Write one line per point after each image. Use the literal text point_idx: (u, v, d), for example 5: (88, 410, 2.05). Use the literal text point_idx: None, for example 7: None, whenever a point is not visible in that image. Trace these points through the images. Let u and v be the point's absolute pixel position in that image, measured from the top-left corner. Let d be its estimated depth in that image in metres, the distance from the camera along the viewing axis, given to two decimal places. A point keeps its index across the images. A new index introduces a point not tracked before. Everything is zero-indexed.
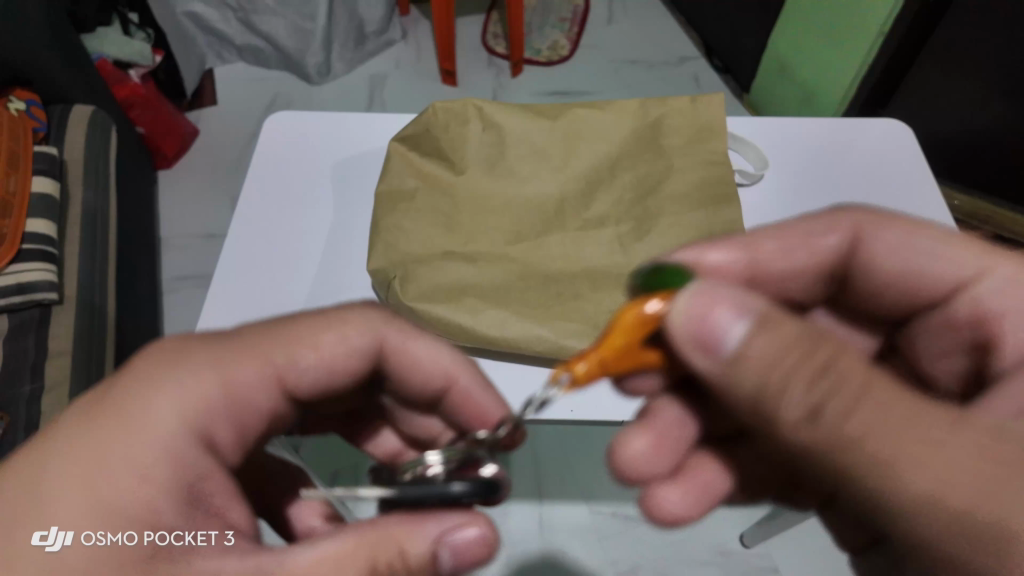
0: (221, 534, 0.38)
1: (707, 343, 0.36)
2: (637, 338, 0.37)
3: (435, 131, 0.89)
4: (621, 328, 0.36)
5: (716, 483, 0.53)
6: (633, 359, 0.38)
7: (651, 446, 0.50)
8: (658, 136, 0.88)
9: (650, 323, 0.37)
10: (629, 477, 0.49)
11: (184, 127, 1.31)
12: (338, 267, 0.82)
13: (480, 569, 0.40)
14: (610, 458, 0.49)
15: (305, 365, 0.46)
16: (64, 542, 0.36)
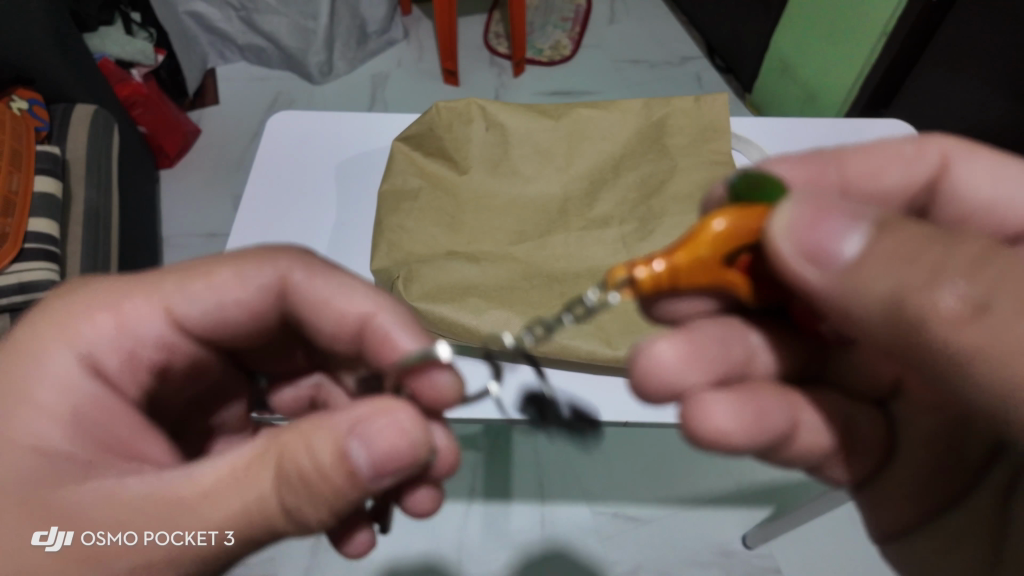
0: (222, 535, 0.39)
1: (814, 251, 0.35)
2: (716, 250, 0.36)
3: (439, 130, 0.88)
4: (702, 239, 0.36)
5: (777, 421, 0.48)
6: (710, 275, 0.37)
7: (684, 353, 0.45)
8: (662, 136, 0.87)
9: (728, 240, 0.36)
10: (663, 387, 0.43)
11: (185, 126, 1.31)
12: (356, 220, 0.86)
13: (404, 468, 0.39)
14: (635, 363, 0.44)
15: (193, 295, 0.50)
16: (64, 542, 0.38)
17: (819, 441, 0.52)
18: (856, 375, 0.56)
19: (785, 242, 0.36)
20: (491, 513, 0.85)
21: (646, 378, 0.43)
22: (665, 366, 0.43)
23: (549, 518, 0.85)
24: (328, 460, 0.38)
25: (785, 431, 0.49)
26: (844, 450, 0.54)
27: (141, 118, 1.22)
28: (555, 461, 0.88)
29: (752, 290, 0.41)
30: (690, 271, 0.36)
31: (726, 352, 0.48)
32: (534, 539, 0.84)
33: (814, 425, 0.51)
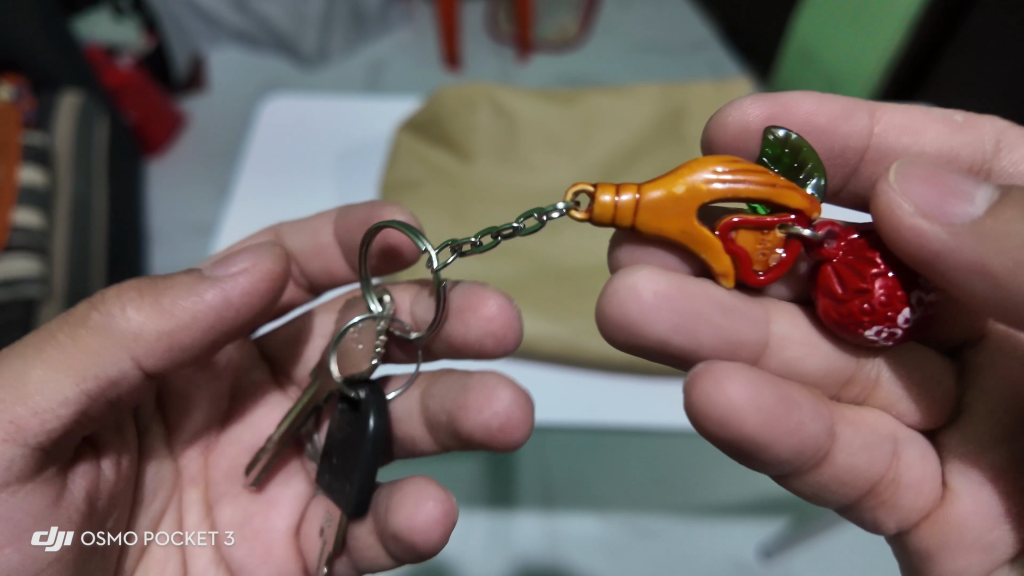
0: (221, 534, 0.52)
1: (930, 210, 0.39)
2: (695, 191, 0.41)
3: (444, 117, 0.83)
4: (681, 178, 0.41)
5: (811, 425, 0.42)
6: (689, 221, 0.41)
7: (667, 300, 0.41)
8: (681, 123, 0.82)
9: (712, 184, 0.41)
10: (630, 325, 0.41)
11: (171, 114, 1.24)
12: (357, 183, 0.83)
13: (273, 291, 0.45)
14: (612, 298, 0.41)
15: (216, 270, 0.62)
16: (64, 542, 0.41)
17: (858, 468, 0.45)
18: (907, 403, 0.49)
19: (904, 201, 0.39)
20: (494, 517, 0.78)
21: (621, 310, 0.41)
22: (642, 304, 0.41)
23: (556, 527, 0.78)
24: (207, 301, 0.42)
25: (819, 444, 0.42)
26: (891, 490, 0.46)
27: (130, 105, 1.16)
28: (561, 468, 0.81)
29: (763, 262, 0.43)
30: (673, 202, 0.40)
31: (739, 325, 0.45)
32: (538, 550, 0.76)
33: (851, 442, 0.45)
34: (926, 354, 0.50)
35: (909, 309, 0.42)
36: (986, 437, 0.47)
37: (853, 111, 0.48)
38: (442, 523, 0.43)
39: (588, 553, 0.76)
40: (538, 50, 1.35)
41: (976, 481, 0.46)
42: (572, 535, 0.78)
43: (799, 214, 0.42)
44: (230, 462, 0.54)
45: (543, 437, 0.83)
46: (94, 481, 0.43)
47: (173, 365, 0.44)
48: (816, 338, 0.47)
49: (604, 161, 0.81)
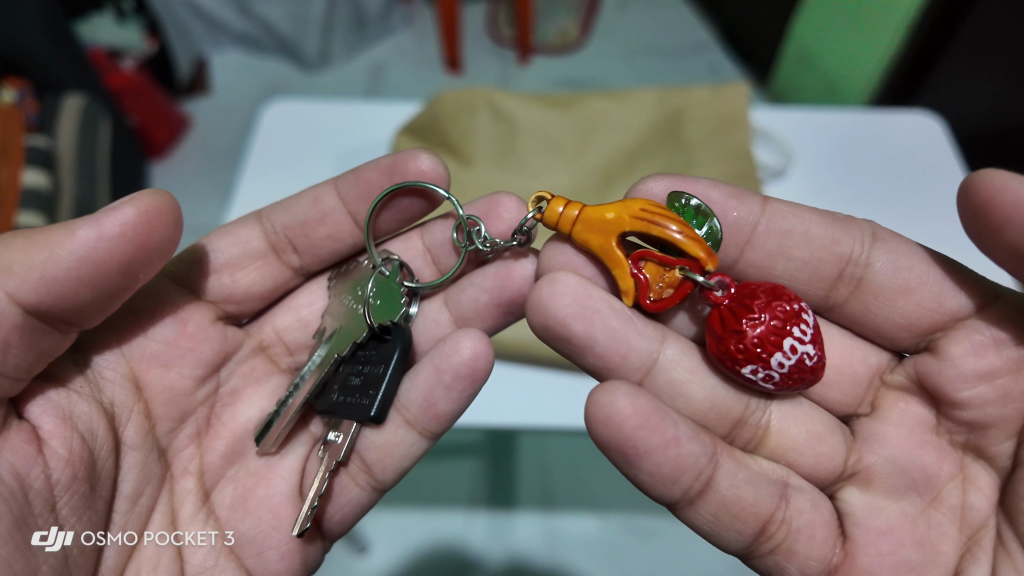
0: (222, 535, 0.52)
1: None
2: (619, 219, 0.49)
3: (445, 121, 0.82)
4: (617, 207, 0.49)
5: (688, 443, 0.43)
6: (608, 240, 0.49)
7: (580, 300, 0.46)
8: (679, 127, 0.83)
9: (635, 219, 0.49)
10: (545, 325, 0.47)
11: (174, 117, 1.24)
12: None
13: (155, 231, 0.46)
14: (534, 292, 0.47)
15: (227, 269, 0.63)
16: (65, 542, 0.44)
17: (747, 499, 0.45)
18: (799, 457, 0.51)
19: (1015, 186, 0.44)
20: (495, 516, 0.79)
21: (539, 291, 0.46)
22: (558, 301, 0.46)
23: (554, 529, 0.78)
24: (85, 236, 0.44)
25: (700, 465, 0.44)
26: (783, 531, 0.47)
27: (133, 108, 1.17)
28: (561, 470, 0.82)
29: (659, 293, 0.50)
30: (599, 220, 0.49)
31: (632, 343, 0.49)
32: (536, 550, 0.77)
33: (733, 476, 0.46)
34: (822, 413, 0.53)
35: (780, 354, 0.46)
36: (882, 496, 0.50)
37: (745, 195, 0.55)
38: (484, 350, 0.50)
39: (585, 554, 0.77)
40: (537, 53, 1.36)
41: (874, 532, 0.48)
42: (571, 536, 0.78)
43: (693, 260, 0.49)
44: (226, 445, 0.54)
45: (543, 438, 0.85)
46: (24, 459, 0.43)
47: (58, 307, 0.44)
48: (703, 371, 0.51)
49: (600, 163, 0.81)
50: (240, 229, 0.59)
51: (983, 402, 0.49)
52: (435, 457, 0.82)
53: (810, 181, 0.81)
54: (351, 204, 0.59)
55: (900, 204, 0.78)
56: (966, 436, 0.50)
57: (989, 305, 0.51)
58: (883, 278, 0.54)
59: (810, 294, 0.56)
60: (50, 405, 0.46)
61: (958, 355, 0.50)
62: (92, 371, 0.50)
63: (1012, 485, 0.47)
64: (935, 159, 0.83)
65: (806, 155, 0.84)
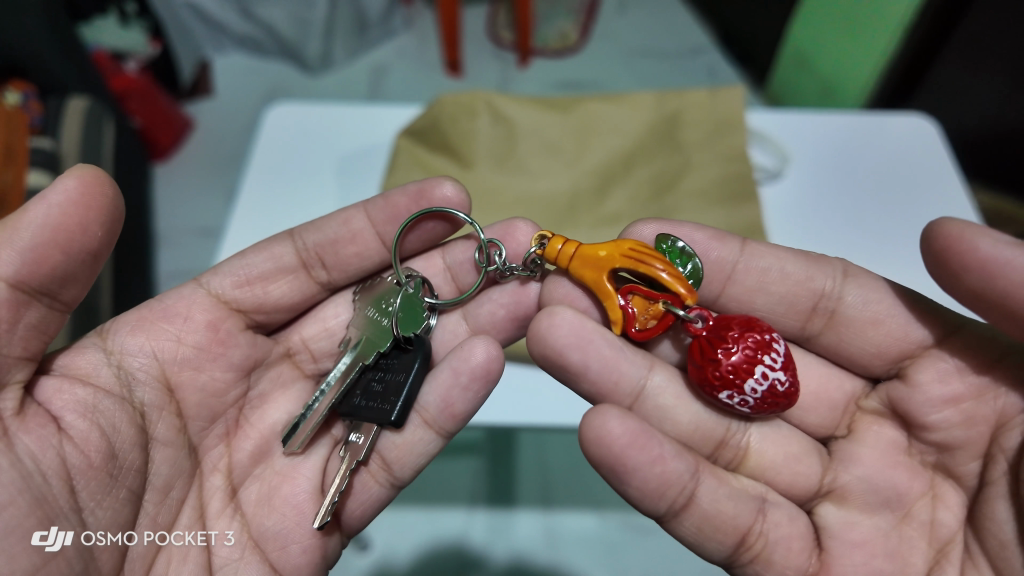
0: (221, 535, 0.52)
1: (991, 230, 0.46)
2: (614, 256, 0.51)
3: (445, 124, 0.82)
4: (615, 247, 0.52)
5: (672, 460, 0.45)
6: (605, 270, 0.51)
7: (577, 328, 0.49)
8: (675, 130, 0.83)
9: (627, 256, 0.51)
10: (549, 353, 0.49)
11: (178, 119, 1.26)
12: (357, 187, 0.84)
13: (107, 190, 0.47)
14: (534, 325, 0.49)
15: None
16: (64, 542, 0.43)
17: (727, 511, 0.47)
18: (776, 475, 0.53)
19: (971, 236, 0.46)
20: (496, 514, 0.80)
21: (538, 322, 0.49)
22: (554, 329, 0.48)
23: (553, 528, 0.79)
24: (43, 207, 0.45)
25: (682, 481, 0.45)
26: (761, 542, 0.48)
27: (135, 110, 1.17)
28: (561, 472, 0.84)
29: (645, 324, 0.51)
30: (591, 256, 0.52)
31: (622, 370, 0.50)
32: (535, 549, 0.78)
33: (715, 491, 0.47)
34: (799, 433, 0.55)
35: (753, 380, 0.48)
36: (856, 511, 0.51)
37: (725, 236, 0.57)
38: (498, 354, 0.52)
39: (585, 554, 0.78)
40: (537, 55, 1.37)
41: (849, 545, 0.50)
42: (570, 535, 0.79)
43: (675, 296, 0.50)
44: (254, 445, 0.55)
45: (543, 438, 0.86)
46: (42, 446, 0.44)
47: (37, 276, 0.45)
48: (687, 398, 0.52)
49: (598, 167, 0.81)
50: (274, 246, 0.60)
51: (948, 425, 0.50)
52: (439, 457, 0.84)
53: (805, 185, 0.81)
54: (381, 226, 0.60)
55: (895, 209, 0.78)
56: (935, 457, 0.51)
57: (952, 335, 0.52)
58: (854, 311, 0.55)
59: (787, 326, 0.57)
60: (74, 402, 0.47)
61: (926, 382, 0.51)
62: (123, 371, 0.50)
63: (979, 505, 0.48)
64: (928, 163, 0.83)
65: (803, 158, 0.84)
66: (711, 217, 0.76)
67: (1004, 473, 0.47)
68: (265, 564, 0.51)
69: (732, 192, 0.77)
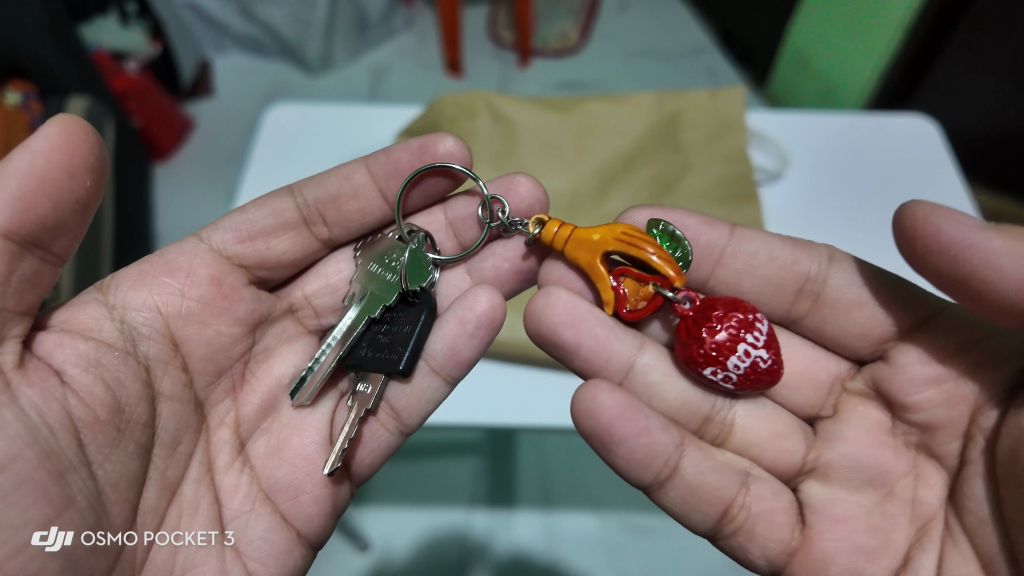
0: (221, 535, 0.51)
1: (957, 213, 0.47)
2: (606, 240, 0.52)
3: (445, 123, 0.82)
4: (608, 230, 0.52)
5: (660, 433, 0.46)
6: (598, 251, 0.52)
7: (572, 305, 0.49)
8: (676, 130, 0.83)
9: (619, 240, 0.52)
10: (545, 331, 0.49)
11: (178, 119, 1.26)
12: None
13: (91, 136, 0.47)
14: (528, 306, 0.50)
15: None
16: (64, 542, 0.42)
17: (711, 484, 0.47)
18: (761, 452, 0.54)
19: (937, 219, 0.47)
20: (496, 514, 0.80)
21: (533, 300, 0.49)
22: (551, 306, 0.49)
23: (554, 526, 0.79)
24: (23, 156, 0.44)
25: (669, 452, 0.46)
26: (744, 514, 0.48)
27: (135, 110, 1.17)
28: (560, 471, 0.84)
29: (637, 304, 0.52)
30: (585, 240, 0.52)
31: (613, 348, 0.51)
32: (536, 547, 0.78)
33: (700, 463, 0.47)
34: (784, 412, 0.55)
35: (736, 357, 0.48)
36: (840, 489, 0.51)
37: (716, 222, 0.58)
38: (501, 303, 0.53)
39: (586, 553, 0.78)
40: (537, 55, 1.37)
41: (832, 519, 0.50)
42: (570, 533, 0.79)
43: (665, 279, 0.51)
44: (261, 398, 0.56)
45: (541, 441, 0.85)
46: (45, 399, 0.44)
47: (29, 226, 0.44)
48: (676, 375, 0.53)
49: (599, 168, 0.80)
50: (274, 202, 0.59)
51: (930, 405, 0.51)
52: (439, 454, 0.84)
53: (804, 186, 0.82)
54: (382, 180, 0.60)
55: (897, 212, 0.78)
56: (918, 437, 0.52)
57: (931, 320, 0.53)
58: (838, 294, 0.56)
59: (774, 308, 0.59)
60: (74, 353, 0.47)
61: (907, 363, 0.52)
62: (127, 326, 0.50)
63: (959, 484, 0.49)
64: (927, 165, 0.83)
65: (804, 160, 0.84)
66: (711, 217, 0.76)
67: (981, 451, 0.48)
68: (277, 516, 0.52)
69: (733, 192, 0.77)
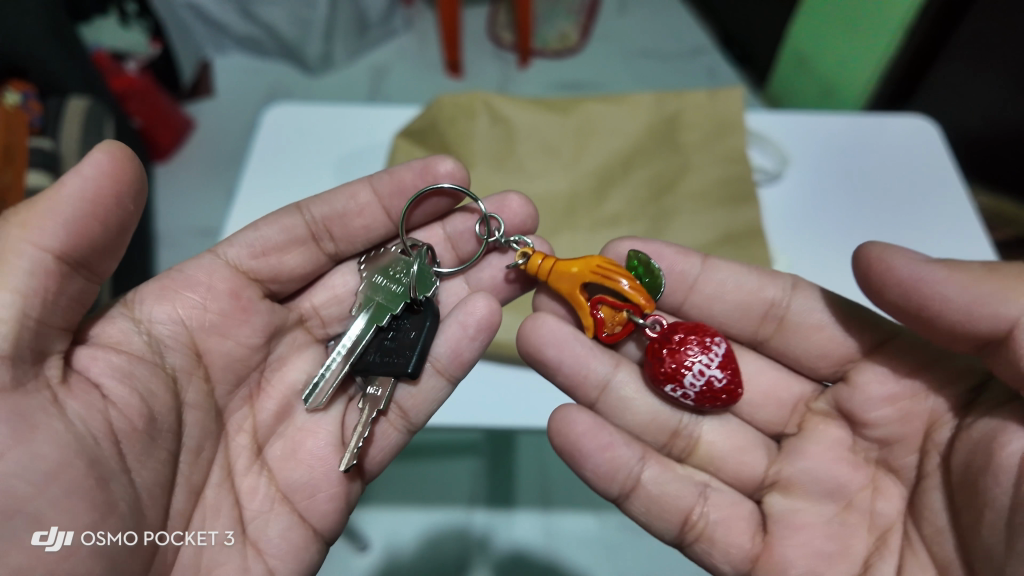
0: (221, 535, 0.50)
1: (906, 250, 0.48)
2: (584, 272, 0.52)
3: (442, 125, 0.81)
4: (583, 262, 0.53)
5: (621, 448, 0.50)
6: (577, 284, 0.53)
7: (555, 332, 0.52)
8: (675, 132, 0.82)
9: (595, 273, 0.52)
10: (531, 352, 0.52)
11: (179, 120, 1.26)
12: None
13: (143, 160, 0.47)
14: (522, 330, 0.52)
15: None
16: (64, 542, 0.40)
17: (669, 494, 0.51)
18: (724, 466, 0.55)
19: (891, 257, 0.48)
20: (496, 513, 0.80)
21: (525, 321, 0.53)
22: (541, 327, 0.52)
23: (553, 527, 0.79)
24: (74, 182, 0.44)
25: (630, 466, 0.50)
26: (703, 523, 0.51)
27: (135, 110, 1.17)
28: (560, 471, 0.84)
29: (614, 329, 0.53)
30: (562, 273, 0.53)
31: (591, 364, 0.53)
32: (535, 545, 0.78)
33: (659, 475, 0.51)
34: (750, 428, 0.57)
35: (690, 375, 0.50)
36: (801, 500, 0.52)
37: (688, 253, 0.58)
38: (499, 307, 0.54)
39: (585, 553, 0.78)
40: (537, 56, 1.37)
41: (791, 528, 0.51)
42: (569, 533, 0.79)
43: (636, 306, 0.52)
44: (276, 404, 0.55)
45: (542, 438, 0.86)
46: (87, 409, 0.44)
47: (81, 249, 0.45)
48: (647, 391, 0.55)
49: (598, 169, 0.80)
50: (283, 218, 0.58)
51: (887, 421, 0.51)
52: (438, 455, 0.83)
53: (803, 188, 0.81)
54: (387, 200, 0.59)
55: (895, 214, 0.78)
56: (878, 453, 0.52)
57: (888, 342, 0.53)
58: (800, 317, 0.56)
59: (740, 331, 0.59)
60: (106, 361, 0.47)
61: (865, 382, 0.52)
62: (153, 338, 0.50)
63: (917, 495, 0.49)
64: (926, 165, 0.83)
65: (805, 160, 0.84)
66: (710, 219, 0.76)
67: (937, 466, 0.49)
68: (295, 515, 0.52)
69: (733, 193, 0.77)
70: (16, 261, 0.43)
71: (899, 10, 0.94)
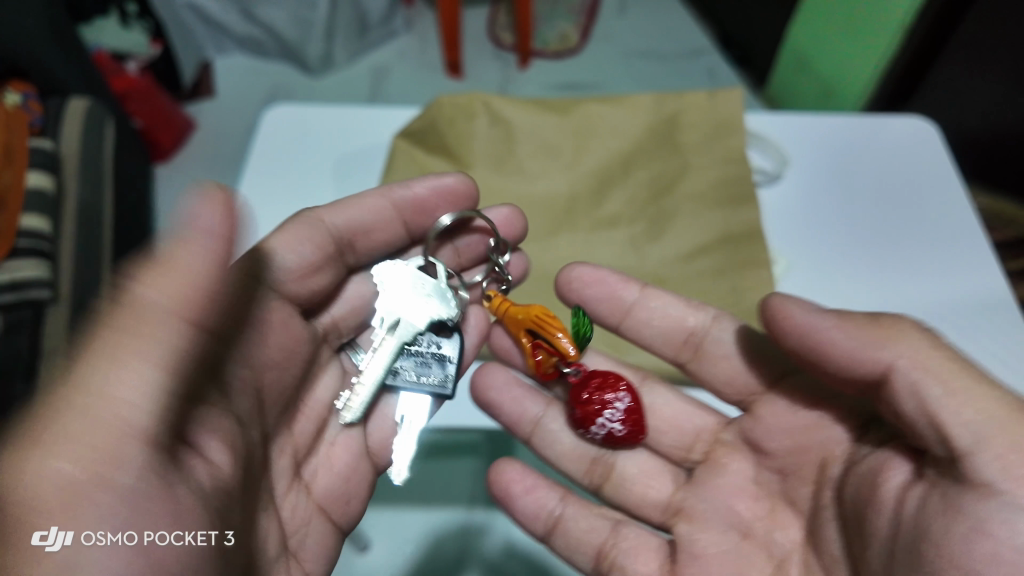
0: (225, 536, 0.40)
1: (802, 300, 0.48)
2: (522, 319, 0.58)
3: (442, 126, 0.80)
4: (522, 311, 0.58)
5: (540, 491, 0.60)
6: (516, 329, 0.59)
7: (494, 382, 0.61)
8: (674, 132, 0.81)
9: (529, 321, 0.58)
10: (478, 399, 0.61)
11: (181, 120, 1.27)
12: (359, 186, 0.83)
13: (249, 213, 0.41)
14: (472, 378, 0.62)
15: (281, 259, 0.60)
16: (64, 542, 0.34)
17: (584, 528, 0.59)
18: (631, 496, 0.60)
19: (792, 308, 0.48)
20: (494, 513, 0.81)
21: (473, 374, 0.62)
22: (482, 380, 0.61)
23: None
24: (202, 246, 0.38)
25: (548, 507, 0.59)
26: (613, 553, 0.57)
27: (135, 111, 1.18)
28: None
29: (551, 369, 0.59)
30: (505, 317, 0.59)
31: (522, 408, 0.61)
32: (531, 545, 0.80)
33: (575, 513, 0.59)
34: (658, 456, 0.62)
35: (600, 421, 0.55)
36: (700, 528, 0.55)
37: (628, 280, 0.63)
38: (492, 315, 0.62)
39: None
40: (537, 56, 1.37)
41: (692, 557, 0.54)
42: None
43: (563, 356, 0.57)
44: (312, 425, 0.55)
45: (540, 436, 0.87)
46: (214, 471, 0.41)
47: (207, 317, 0.40)
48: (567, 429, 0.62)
49: (598, 170, 0.79)
50: (312, 233, 0.56)
51: (783, 451, 0.54)
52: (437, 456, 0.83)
53: (803, 188, 0.81)
54: (409, 220, 0.62)
55: (894, 216, 0.78)
56: (779, 485, 0.54)
57: (782, 380, 0.57)
58: (714, 350, 0.61)
59: (664, 354, 0.63)
60: (212, 424, 0.43)
61: (766, 415, 0.56)
62: (230, 385, 0.46)
63: (817, 525, 0.50)
64: (926, 167, 0.83)
65: (805, 161, 0.84)
66: (709, 220, 0.75)
67: (831, 499, 0.50)
68: (331, 525, 0.55)
69: (731, 193, 0.77)
70: (120, 342, 0.37)
71: (900, 10, 0.93)
